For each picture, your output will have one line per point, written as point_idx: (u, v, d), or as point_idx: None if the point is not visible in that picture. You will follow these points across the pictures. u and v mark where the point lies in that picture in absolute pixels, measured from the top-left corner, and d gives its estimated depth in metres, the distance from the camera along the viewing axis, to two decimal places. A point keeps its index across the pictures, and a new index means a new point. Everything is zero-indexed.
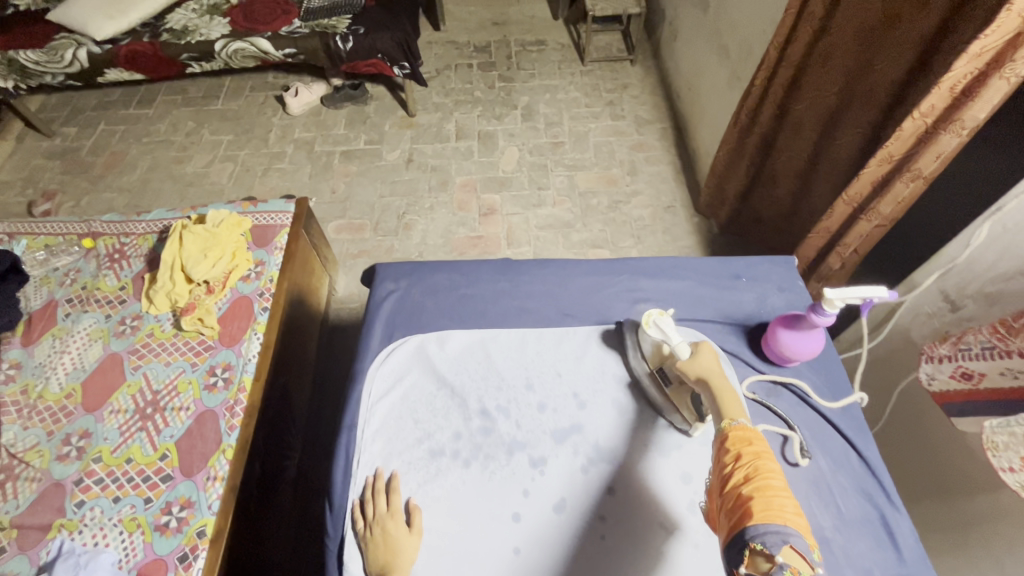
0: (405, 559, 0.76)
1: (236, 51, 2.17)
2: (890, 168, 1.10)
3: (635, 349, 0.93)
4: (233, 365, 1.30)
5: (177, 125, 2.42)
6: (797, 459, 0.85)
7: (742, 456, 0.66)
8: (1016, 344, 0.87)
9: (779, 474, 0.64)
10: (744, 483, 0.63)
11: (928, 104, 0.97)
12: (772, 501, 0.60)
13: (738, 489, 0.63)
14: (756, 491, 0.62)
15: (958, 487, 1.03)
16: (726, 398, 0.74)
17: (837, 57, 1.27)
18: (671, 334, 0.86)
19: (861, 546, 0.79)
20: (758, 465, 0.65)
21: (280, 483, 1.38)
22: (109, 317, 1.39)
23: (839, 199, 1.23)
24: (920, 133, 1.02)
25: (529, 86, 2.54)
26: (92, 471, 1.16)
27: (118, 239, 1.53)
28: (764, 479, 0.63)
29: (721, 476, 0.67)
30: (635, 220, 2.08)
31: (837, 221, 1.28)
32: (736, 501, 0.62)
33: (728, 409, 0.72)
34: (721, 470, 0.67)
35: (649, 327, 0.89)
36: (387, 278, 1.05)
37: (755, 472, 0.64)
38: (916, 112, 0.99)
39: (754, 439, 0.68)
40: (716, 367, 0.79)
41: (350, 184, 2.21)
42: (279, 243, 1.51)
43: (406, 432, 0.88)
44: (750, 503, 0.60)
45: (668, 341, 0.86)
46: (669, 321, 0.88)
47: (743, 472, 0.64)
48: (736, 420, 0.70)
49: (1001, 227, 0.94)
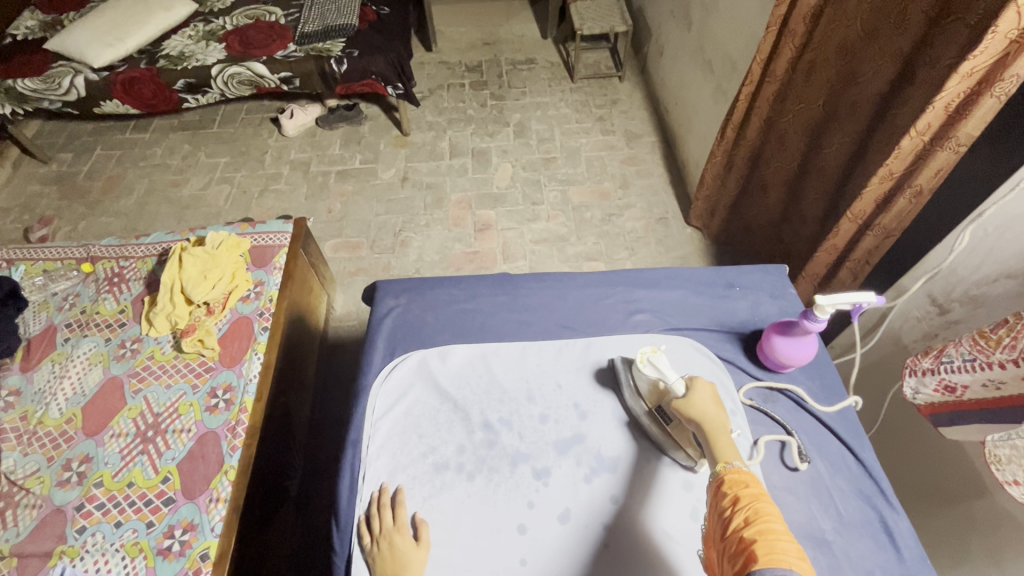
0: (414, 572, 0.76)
1: (232, 76, 2.21)
2: (892, 184, 1.13)
3: (632, 391, 0.91)
4: (234, 386, 1.30)
5: (173, 149, 2.44)
6: (797, 463, 0.86)
7: (739, 500, 0.66)
8: (998, 356, 0.82)
9: (778, 517, 0.64)
10: (744, 527, 0.63)
11: (924, 123, 1.00)
12: (775, 545, 0.60)
13: (739, 533, 0.63)
14: (757, 535, 0.61)
15: (954, 489, 1.04)
16: (719, 441, 0.75)
17: (820, 72, 1.31)
18: (667, 372, 0.85)
19: (861, 547, 0.81)
20: (758, 508, 0.64)
21: (281, 504, 1.38)
22: (109, 341, 1.40)
23: (844, 218, 1.24)
24: (918, 149, 1.06)
25: (520, 103, 2.59)
26: (93, 497, 1.16)
27: (118, 262, 1.55)
28: (764, 523, 0.63)
29: (721, 521, 0.66)
30: (628, 232, 2.12)
31: (843, 238, 1.30)
32: (738, 546, 0.62)
33: (721, 453, 0.73)
34: (721, 515, 0.67)
35: (644, 366, 0.88)
36: (387, 294, 1.07)
37: (755, 516, 0.64)
38: (913, 131, 1.03)
39: (751, 482, 0.69)
40: (712, 409, 0.78)
41: (346, 204, 2.23)
42: (278, 263, 1.53)
43: (410, 446, 0.89)
44: (752, 547, 0.60)
45: (665, 378, 0.85)
46: (664, 358, 0.87)
47: (743, 516, 0.64)
48: (731, 463, 0.71)
49: (982, 232, 0.98)
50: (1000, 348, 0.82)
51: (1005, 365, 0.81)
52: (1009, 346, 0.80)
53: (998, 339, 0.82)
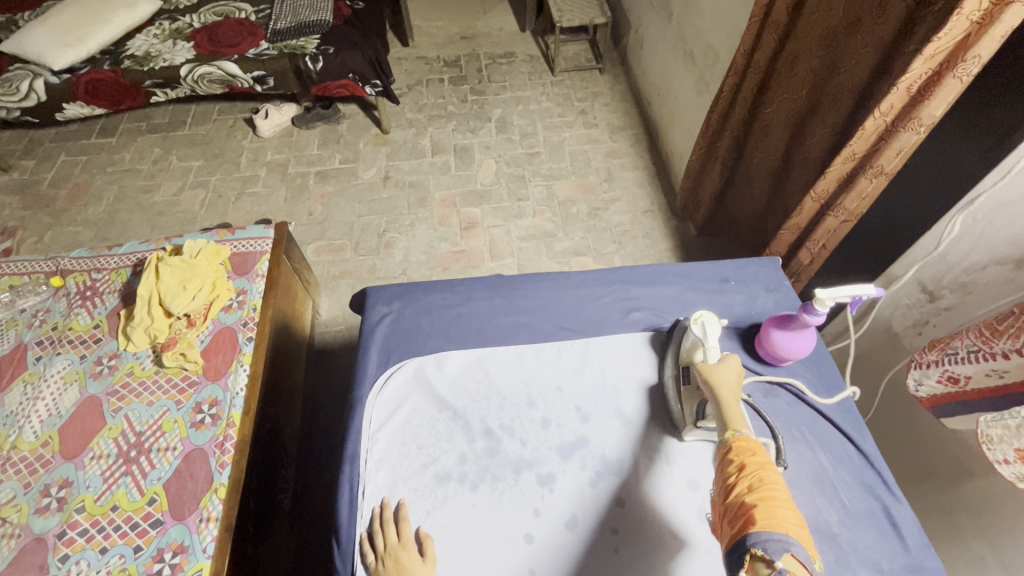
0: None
1: (203, 76, 2.14)
2: (854, 165, 1.14)
3: (675, 351, 0.92)
4: (220, 400, 1.25)
5: (143, 153, 2.35)
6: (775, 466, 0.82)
7: (746, 466, 0.66)
8: (1001, 346, 0.83)
9: (783, 485, 0.64)
10: (747, 491, 0.64)
11: (888, 104, 1.01)
12: (775, 511, 0.60)
13: (741, 497, 0.64)
14: (759, 500, 0.62)
15: (948, 473, 1.06)
16: (731, 408, 0.74)
17: (802, 62, 1.31)
18: (710, 337, 0.84)
19: (867, 538, 0.81)
20: (762, 476, 0.64)
21: (274, 518, 1.35)
22: (84, 358, 1.33)
23: (808, 197, 1.26)
24: (880, 131, 1.06)
25: (501, 98, 2.56)
26: (75, 523, 1.11)
27: (90, 274, 1.48)
28: (768, 489, 0.63)
29: (724, 486, 0.67)
30: (615, 225, 2.11)
31: (807, 217, 1.31)
32: (738, 509, 0.63)
33: (732, 420, 0.72)
34: (724, 479, 0.67)
35: (694, 323, 0.87)
36: (379, 301, 1.03)
37: (759, 482, 0.64)
38: (876, 111, 1.03)
39: (758, 450, 0.68)
40: (732, 376, 0.78)
41: (327, 205, 2.17)
42: (260, 270, 1.47)
43: (410, 458, 0.86)
44: (753, 511, 0.61)
45: (705, 343, 0.85)
46: (717, 325, 0.86)
47: (746, 481, 0.64)
48: (741, 431, 0.70)
49: (973, 218, 0.99)
50: (1003, 338, 0.82)
51: (1008, 356, 0.82)
52: (1013, 336, 0.81)
53: (1004, 330, 0.83)
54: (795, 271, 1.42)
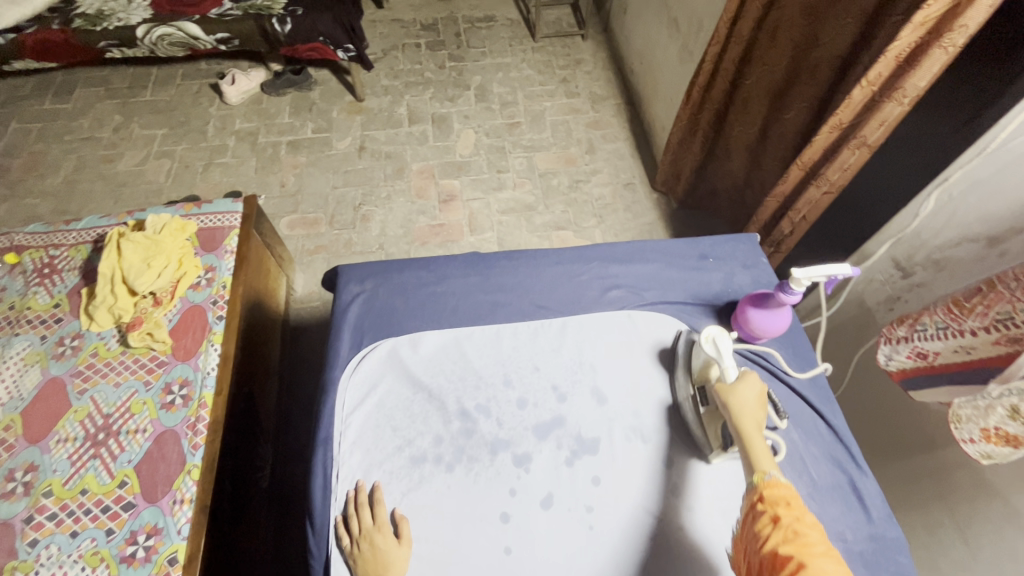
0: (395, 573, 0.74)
1: (162, 37, 2.01)
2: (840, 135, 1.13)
3: (685, 367, 0.90)
4: (191, 381, 1.22)
5: (101, 120, 2.22)
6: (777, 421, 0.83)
7: (779, 519, 0.64)
8: (969, 324, 0.85)
9: (821, 539, 0.62)
10: (782, 545, 0.62)
11: (876, 73, 1.00)
12: (812, 565, 0.59)
13: (776, 551, 0.62)
14: (795, 554, 0.60)
15: (911, 444, 1.10)
16: (757, 446, 0.72)
17: (784, 32, 1.28)
18: (725, 356, 0.82)
19: (833, 511, 0.84)
20: (797, 528, 0.63)
21: (253, 497, 1.34)
22: (44, 339, 1.28)
23: (793, 164, 1.24)
24: (868, 99, 1.05)
25: (481, 65, 2.47)
26: (43, 507, 1.08)
27: (47, 251, 1.41)
28: (803, 541, 0.62)
29: (756, 537, 0.65)
30: (596, 199, 2.08)
31: (791, 185, 1.30)
32: (775, 563, 0.61)
33: (758, 461, 0.71)
34: (756, 531, 0.65)
35: (705, 343, 0.85)
36: (352, 279, 1.00)
37: (793, 534, 0.63)
38: (865, 80, 1.02)
39: (788, 496, 0.67)
40: (756, 404, 0.76)
41: (300, 176, 2.10)
42: (229, 246, 1.42)
43: (384, 441, 0.85)
44: (795, 566, 0.59)
45: (720, 362, 0.83)
46: (729, 341, 0.84)
47: (782, 534, 0.63)
48: (769, 474, 0.69)
49: (947, 196, 1.00)
50: (972, 316, 0.84)
51: (976, 333, 0.84)
52: (980, 314, 0.83)
53: (971, 307, 0.85)
54: (775, 243, 1.42)
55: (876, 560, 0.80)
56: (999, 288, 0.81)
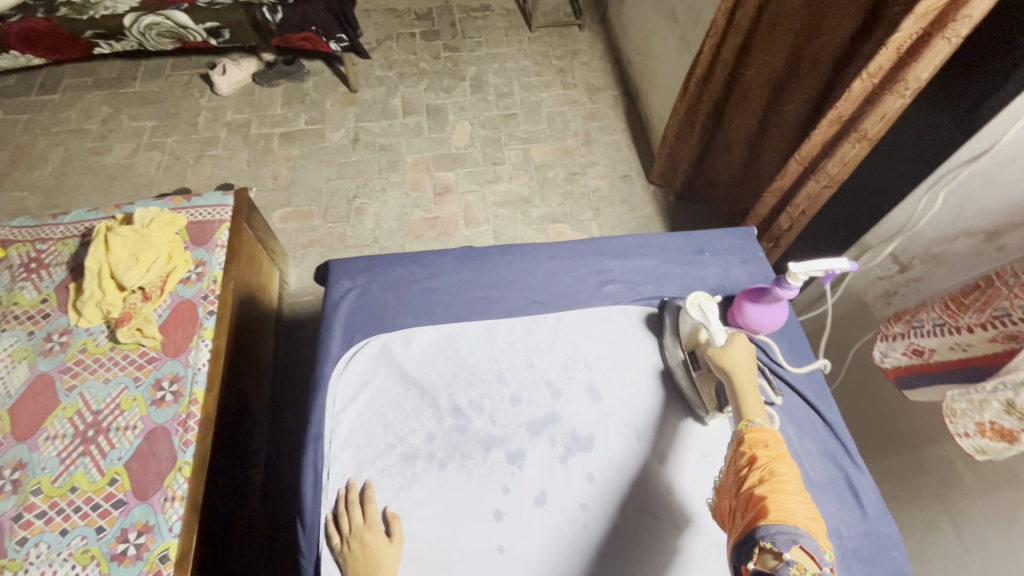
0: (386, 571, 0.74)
1: (150, 26, 1.98)
2: (840, 128, 1.11)
3: (673, 332, 0.92)
4: (181, 377, 1.21)
5: (90, 112, 2.18)
6: (772, 397, 0.89)
7: (757, 460, 0.66)
8: (966, 320, 0.85)
9: (796, 480, 0.64)
10: (757, 485, 0.64)
11: (877, 65, 0.98)
12: (784, 503, 0.61)
13: (751, 490, 0.64)
14: (768, 492, 0.62)
15: (906, 439, 1.10)
16: (746, 394, 0.74)
17: (785, 22, 1.26)
18: (712, 319, 0.85)
19: (828, 507, 0.83)
20: (774, 469, 0.65)
21: (246, 493, 1.33)
22: (32, 335, 1.26)
23: (792, 158, 1.23)
24: (868, 93, 1.03)
25: (476, 55, 2.44)
26: (32, 505, 1.07)
27: (34, 245, 1.38)
28: (778, 481, 0.63)
29: (736, 479, 0.67)
30: (592, 191, 2.06)
31: (790, 178, 1.29)
32: (748, 502, 0.63)
33: (746, 407, 0.73)
34: (737, 473, 0.67)
35: (693, 309, 0.88)
36: (343, 275, 0.99)
37: (769, 474, 0.64)
38: (865, 73, 1.00)
39: (769, 439, 0.68)
40: (744, 356, 0.78)
41: (293, 169, 2.07)
42: (220, 240, 1.40)
43: (376, 438, 0.84)
44: (764, 502, 0.61)
45: (707, 326, 0.85)
46: (714, 305, 0.87)
47: (757, 474, 0.65)
48: (754, 421, 0.71)
49: (948, 191, 0.99)
50: (969, 312, 0.85)
51: (973, 330, 0.84)
52: (978, 310, 0.84)
53: (969, 303, 0.85)
54: (775, 237, 1.41)
55: (871, 556, 0.80)
56: (998, 284, 0.82)
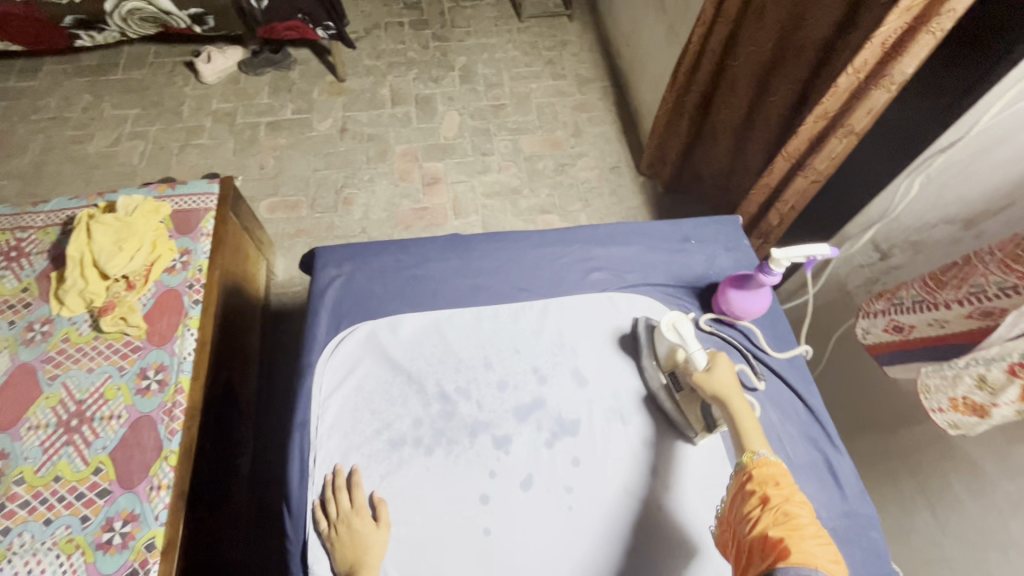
0: (375, 554, 0.74)
1: (132, 11, 1.94)
2: (826, 123, 1.12)
3: (650, 353, 0.90)
4: (167, 366, 1.20)
5: (71, 99, 2.14)
6: (755, 383, 0.91)
7: (768, 499, 0.65)
8: (944, 296, 0.86)
9: (811, 522, 0.62)
10: (771, 526, 0.62)
11: (862, 60, 0.99)
12: (802, 545, 0.59)
13: (766, 532, 0.62)
14: (785, 534, 0.61)
15: (884, 424, 1.12)
16: (746, 426, 0.74)
17: (771, 12, 1.26)
18: (689, 341, 0.82)
19: (808, 489, 0.85)
20: (787, 510, 0.63)
21: (233, 482, 1.33)
22: (13, 324, 1.25)
23: (778, 156, 1.24)
24: (854, 88, 1.05)
25: (465, 45, 2.42)
26: (15, 495, 1.06)
27: (14, 234, 1.36)
28: (793, 523, 0.62)
29: (747, 519, 0.65)
30: (581, 182, 2.06)
31: (777, 177, 1.30)
32: (764, 544, 0.61)
33: (749, 441, 0.72)
34: (746, 511, 0.66)
35: (667, 331, 0.85)
36: (328, 262, 0.98)
37: (783, 516, 0.63)
38: (850, 67, 1.01)
39: (777, 475, 0.68)
40: (730, 379, 0.78)
41: (280, 158, 2.05)
42: (205, 229, 1.38)
43: (363, 424, 0.85)
44: (781, 545, 0.59)
45: (685, 347, 0.83)
46: (689, 324, 0.84)
47: (771, 515, 0.63)
48: (758, 453, 0.70)
49: (928, 180, 1.00)
50: (947, 289, 0.86)
51: (950, 306, 0.85)
52: (955, 287, 0.85)
53: (947, 280, 0.87)
54: (763, 233, 1.41)
55: (849, 536, 0.82)
56: (975, 261, 0.83)
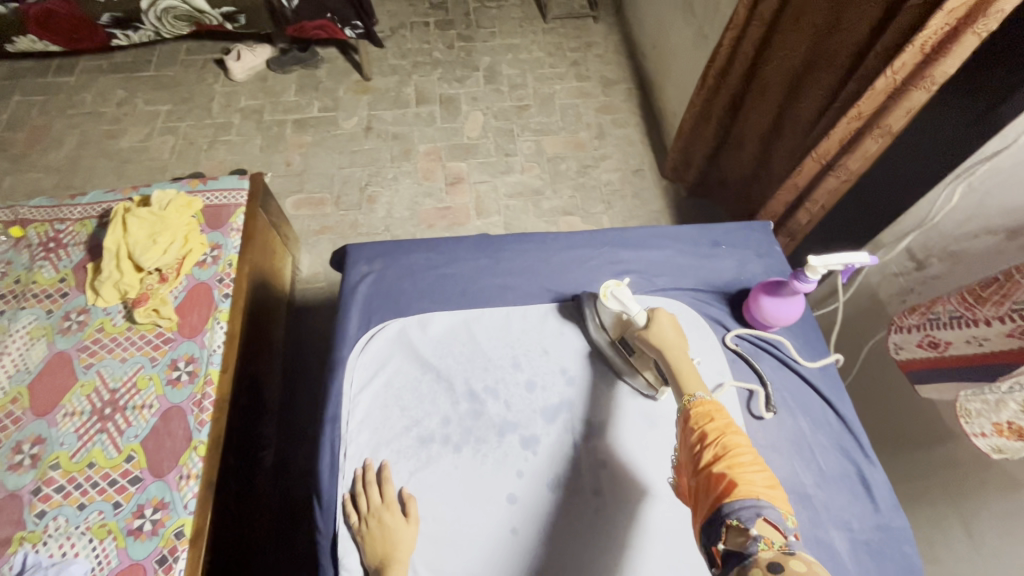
0: (403, 550, 0.74)
1: (167, 10, 1.98)
2: (860, 125, 1.10)
3: (595, 320, 0.91)
4: (197, 358, 1.22)
5: (105, 95, 2.19)
6: (762, 413, 0.88)
7: (707, 436, 0.67)
8: (985, 313, 0.85)
9: (748, 449, 0.65)
10: (713, 462, 0.64)
11: (901, 62, 0.97)
12: (742, 476, 0.61)
13: (710, 468, 0.64)
14: (726, 469, 0.62)
15: (918, 436, 1.10)
16: (685, 372, 0.75)
17: (806, 16, 1.25)
18: (630, 305, 0.84)
19: (840, 500, 0.83)
20: (727, 443, 0.65)
21: (258, 473, 1.35)
22: (50, 313, 1.28)
23: (809, 157, 1.22)
24: (891, 89, 1.02)
25: (490, 45, 2.43)
26: (50, 479, 1.09)
27: (52, 225, 1.40)
28: (733, 456, 0.64)
29: (691, 458, 0.67)
30: (604, 184, 2.05)
31: (805, 177, 1.27)
32: (707, 480, 0.63)
33: (688, 384, 0.74)
34: (690, 451, 0.68)
35: (607, 299, 0.86)
36: (360, 260, 0.99)
37: (724, 451, 0.65)
38: (888, 69, 0.99)
39: (713, 413, 0.69)
40: (672, 332, 0.81)
41: (306, 156, 2.08)
42: (236, 224, 1.41)
43: (393, 420, 0.85)
44: (724, 478, 0.61)
45: (626, 311, 0.85)
46: (627, 291, 0.86)
47: (712, 451, 0.65)
48: (696, 395, 0.72)
49: (970, 189, 0.98)
50: (987, 305, 0.85)
51: (991, 323, 0.84)
52: (996, 304, 0.83)
53: (987, 296, 0.85)
54: (791, 232, 1.40)
55: (882, 550, 0.80)
56: (1017, 278, 0.81)
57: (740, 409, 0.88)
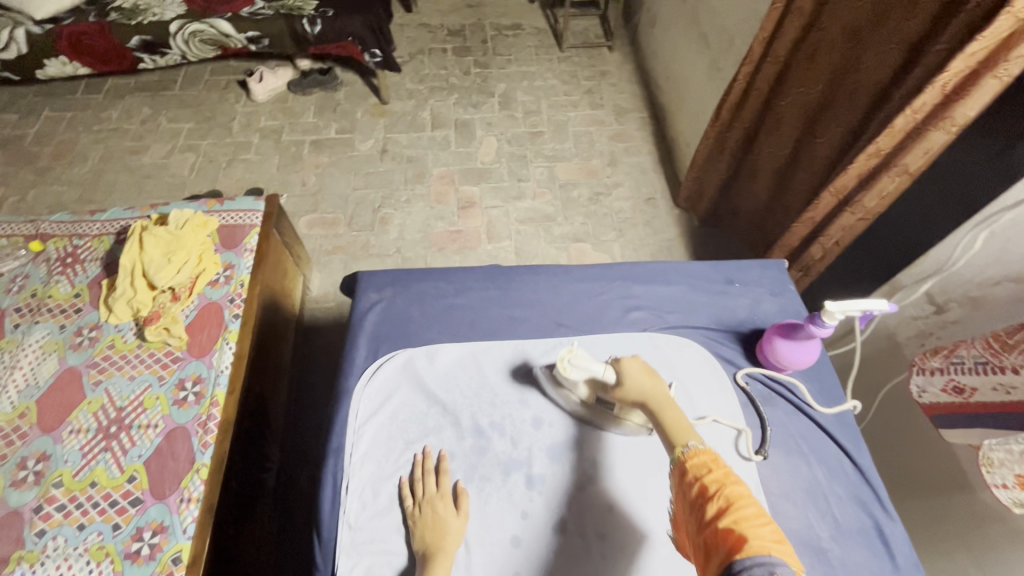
0: (452, 540, 0.75)
1: (194, 34, 2.05)
2: (878, 161, 1.10)
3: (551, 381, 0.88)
4: (204, 378, 1.22)
5: (130, 112, 2.25)
6: (749, 453, 0.85)
7: (709, 489, 0.63)
8: (1008, 360, 0.84)
9: (752, 501, 0.62)
10: (720, 516, 0.60)
11: (920, 102, 0.97)
12: (748, 530, 0.58)
13: (715, 523, 0.60)
14: (733, 523, 0.59)
15: (938, 487, 1.06)
16: (670, 422, 0.73)
17: (823, 53, 1.25)
18: (592, 367, 0.80)
19: (858, 556, 0.80)
20: (730, 495, 0.62)
21: (259, 497, 1.34)
22: (64, 328, 1.29)
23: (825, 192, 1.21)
24: (910, 128, 1.02)
25: (505, 72, 2.47)
26: (52, 498, 1.08)
27: (70, 240, 1.42)
28: (738, 508, 0.60)
29: (696, 514, 0.63)
30: (616, 213, 2.05)
31: (821, 212, 1.26)
32: (715, 537, 0.59)
33: (677, 436, 0.71)
34: (693, 507, 0.64)
35: (568, 371, 0.82)
36: (370, 287, 1.00)
37: (727, 502, 0.61)
38: (907, 108, 0.99)
39: (708, 462, 0.67)
40: (647, 382, 0.78)
41: (321, 176, 2.11)
42: (249, 244, 1.42)
43: (396, 453, 0.84)
44: (734, 535, 0.57)
45: (593, 373, 0.81)
46: (582, 355, 0.82)
47: (716, 503, 0.62)
48: (689, 446, 0.69)
49: (991, 233, 0.97)
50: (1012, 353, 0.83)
51: (1017, 371, 0.82)
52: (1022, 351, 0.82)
53: (1013, 343, 0.84)
54: (805, 266, 1.38)
55: None
56: None
57: (726, 446, 0.86)
